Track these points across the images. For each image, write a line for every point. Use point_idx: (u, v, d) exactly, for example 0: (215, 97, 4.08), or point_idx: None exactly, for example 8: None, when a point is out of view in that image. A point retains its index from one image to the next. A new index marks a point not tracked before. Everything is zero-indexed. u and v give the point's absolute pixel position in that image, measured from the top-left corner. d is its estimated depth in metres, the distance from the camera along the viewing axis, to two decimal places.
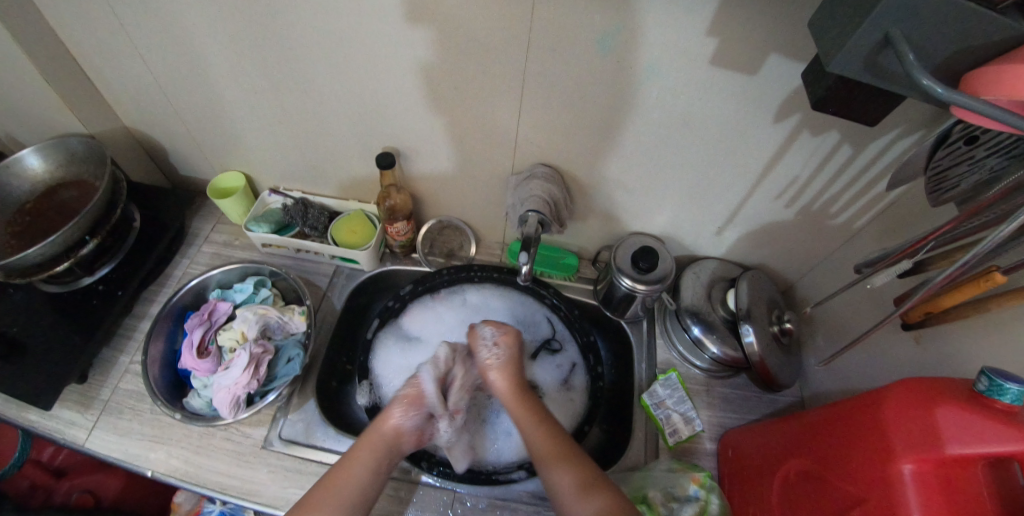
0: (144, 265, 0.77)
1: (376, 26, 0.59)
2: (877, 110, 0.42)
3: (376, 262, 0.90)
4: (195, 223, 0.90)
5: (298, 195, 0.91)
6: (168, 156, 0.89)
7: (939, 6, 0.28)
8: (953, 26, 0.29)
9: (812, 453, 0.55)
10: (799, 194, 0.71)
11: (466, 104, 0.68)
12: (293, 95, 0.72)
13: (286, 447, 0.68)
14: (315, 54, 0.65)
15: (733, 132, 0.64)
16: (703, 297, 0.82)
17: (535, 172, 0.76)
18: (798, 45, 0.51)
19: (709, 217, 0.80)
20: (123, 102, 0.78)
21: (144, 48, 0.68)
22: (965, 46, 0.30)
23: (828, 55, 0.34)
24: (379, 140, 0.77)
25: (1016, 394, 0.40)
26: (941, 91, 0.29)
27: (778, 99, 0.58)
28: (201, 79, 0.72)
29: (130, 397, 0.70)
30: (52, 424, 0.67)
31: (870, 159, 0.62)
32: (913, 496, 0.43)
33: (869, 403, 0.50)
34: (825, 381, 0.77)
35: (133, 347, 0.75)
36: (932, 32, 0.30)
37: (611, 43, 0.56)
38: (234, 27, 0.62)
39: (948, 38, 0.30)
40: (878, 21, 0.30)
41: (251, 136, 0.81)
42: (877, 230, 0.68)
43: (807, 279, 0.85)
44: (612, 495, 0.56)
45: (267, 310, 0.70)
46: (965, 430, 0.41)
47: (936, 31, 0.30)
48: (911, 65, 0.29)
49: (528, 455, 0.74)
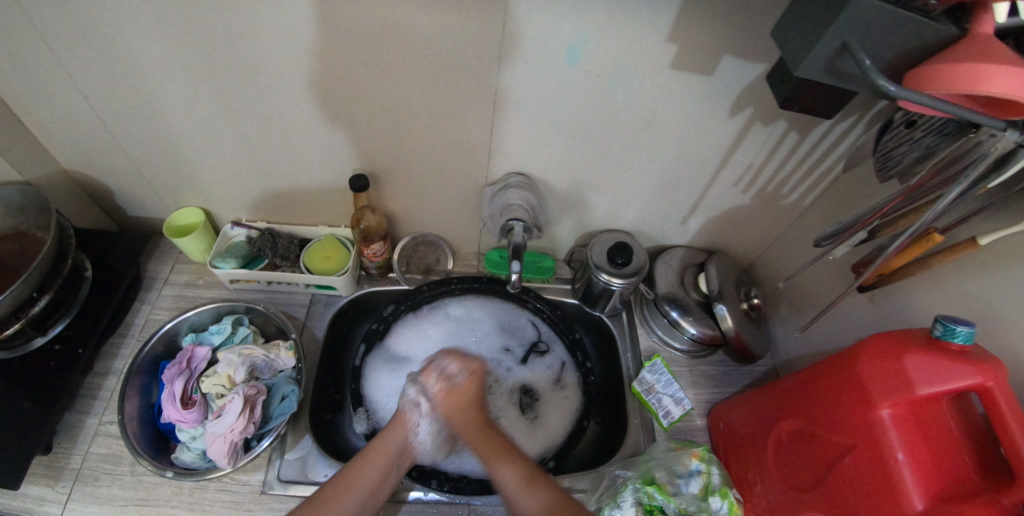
0: (103, 317, 0.72)
1: (346, 49, 0.59)
2: (825, 99, 0.47)
3: (353, 285, 0.87)
4: (152, 265, 0.84)
5: (263, 226, 0.87)
6: (115, 197, 0.83)
7: (883, 14, 0.33)
8: (895, 31, 0.34)
9: (798, 412, 0.60)
10: (754, 180, 0.77)
11: (439, 120, 0.69)
12: (256, 123, 0.69)
13: (287, 489, 0.65)
14: (279, 79, 0.63)
15: (695, 128, 0.68)
16: (676, 283, 0.87)
17: (510, 180, 0.78)
18: (747, 46, 0.57)
19: (675, 209, 0.85)
20: (61, 143, 0.72)
21: (85, 84, 0.63)
22: (904, 47, 0.35)
23: (795, 61, 0.39)
24: (350, 161, 0.76)
25: (965, 335, 0.47)
26: (893, 89, 0.33)
27: (732, 95, 0.63)
28: (152, 113, 0.68)
29: (104, 461, 0.64)
30: (19, 504, 0.61)
31: (812, 143, 0.69)
32: (895, 436, 0.48)
33: (844, 360, 0.55)
34: (794, 348, 0.84)
35: (101, 407, 0.69)
36: (877, 36, 0.35)
37: (580, 54, 0.59)
38: (191, 57, 0.60)
39: (891, 40, 0.35)
40: (838, 31, 0.34)
41: (209, 168, 0.77)
42: (825, 206, 0.76)
43: (764, 257, 0.93)
44: (552, 490, 0.59)
45: (252, 349, 0.67)
46: (930, 372, 0.47)
47: (880, 35, 0.34)
48: (868, 65, 0.34)
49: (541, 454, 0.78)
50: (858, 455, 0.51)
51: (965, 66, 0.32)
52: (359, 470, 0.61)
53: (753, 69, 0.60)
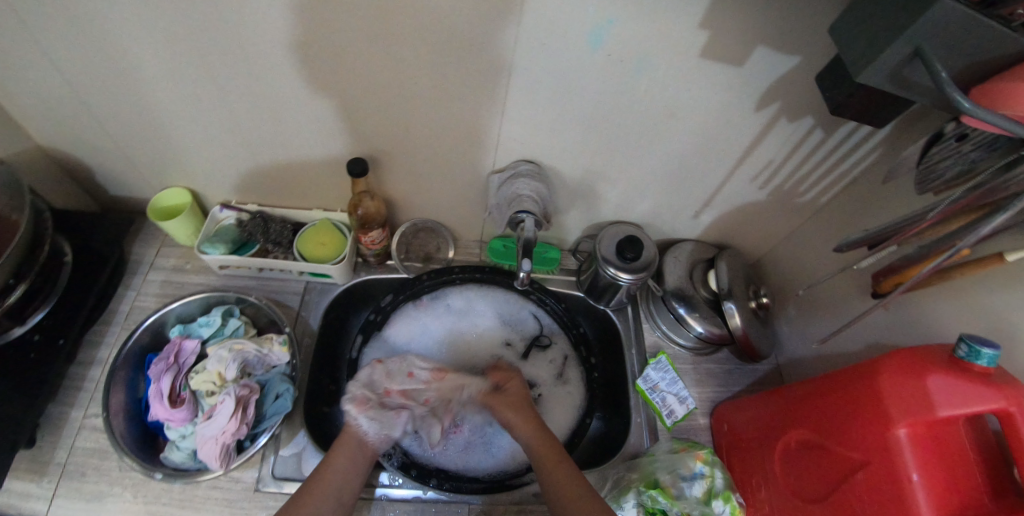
0: (85, 305, 0.68)
1: (348, 23, 0.53)
2: (870, 102, 0.44)
3: (350, 273, 0.84)
4: (137, 248, 0.80)
5: (255, 208, 0.83)
6: (94, 175, 0.78)
7: (967, 22, 0.29)
8: (977, 42, 0.30)
9: (809, 422, 0.59)
10: (773, 176, 0.74)
11: (446, 103, 0.64)
12: (248, 100, 0.64)
13: (282, 487, 0.63)
14: (272, 54, 0.57)
15: (717, 121, 0.65)
16: (685, 278, 0.85)
17: (518, 169, 0.74)
18: (783, 37, 0.53)
19: (687, 203, 0.82)
20: (30, 116, 0.66)
21: (54, 52, 0.57)
22: (982, 58, 0.31)
23: (857, 65, 0.35)
24: (348, 144, 0.71)
25: (990, 358, 0.45)
26: (969, 107, 0.30)
27: (760, 89, 0.59)
28: (131, 87, 0.62)
29: (91, 456, 0.62)
30: (2, 500, 0.58)
31: (838, 141, 0.66)
32: (911, 456, 0.47)
33: (861, 373, 0.54)
34: (799, 348, 0.83)
35: (86, 398, 0.66)
36: (954, 45, 0.31)
37: (604, 37, 0.54)
38: (175, 27, 0.54)
39: (969, 51, 0.31)
40: (911, 36, 0.30)
41: (197, 147, 0.72)
42: (842, 206, 0.73)
43: (773, 253, 0.91)
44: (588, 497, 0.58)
45: (243, 344, 0.64)
46: (952, 394, 0.46)
47: (957, 44, 0.31)
48: (942, 78, 0.30)
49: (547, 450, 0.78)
50: (871, 473, 0.50)
51: None
52: (324, 475, 0.60)
53: (786, 62, 0.56)
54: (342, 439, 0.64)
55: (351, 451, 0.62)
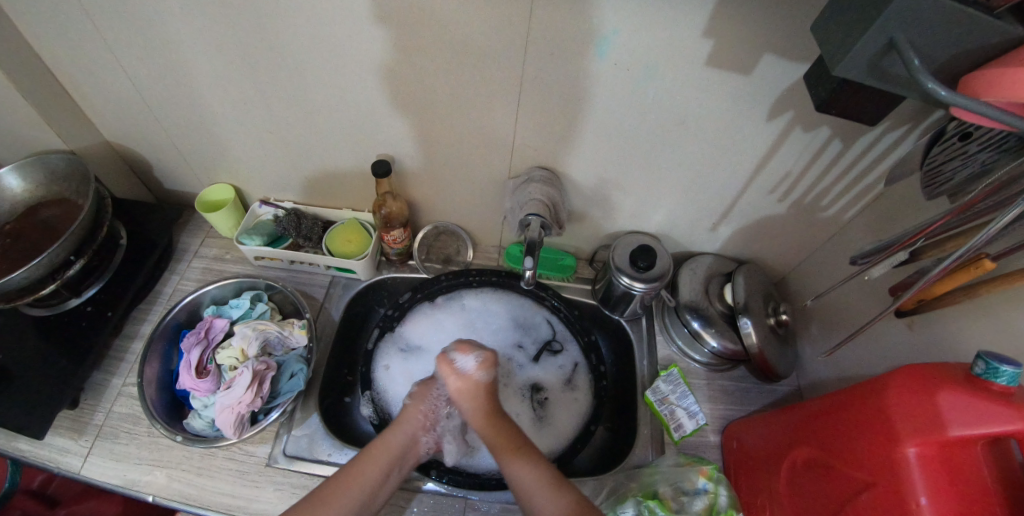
0: (133, 284, 0.76)
1: (372, 33, 0.59)
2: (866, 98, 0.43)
3: (372, 270, 0.88)
4: (184, 238, 0.88)
5: (290, 206, 0.90)
6: (153, 170, 0.87)
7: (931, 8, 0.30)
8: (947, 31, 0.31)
9: (815, 440, 0.57)
10: (792, 189, 0.72)
11: (462, 110, 0.68)
12: (284, 105, 0.70)
13: (291, 464, 0.66)
14: (305, 60, 0.63)
15: (728, 129, 0.65)
16: (700, 292, 0.83)
17: (532, 175, 0.76)
18: (789, 45, 0.53)
19: (704, 214, 0.81)
20: (104, 115, 0.76)
21: (125, 58, 0.66)
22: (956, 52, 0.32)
23: (834, 60, 0.37)
24: (372, 148, 0.76)
25: (1010, 376, 0.42)
26: (944, 94, 0.30)
27: (771, 97, 0.59)
28: (185, 90, 0.70)
29: (124, 420, 0.68)
30: (44, 453, 0.65)
31: (859, 152, 0.64)
32: (919, 478, 0.44)
33: (872, 390, 0.51)
34: (822, 369, 0.79)
35: (126, 369, 0.73)
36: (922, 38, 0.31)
37: (609, 47, 0.56)
38: (224, 38, 0.61)
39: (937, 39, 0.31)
40: (882, 26, 0.32)
41: (240, 147, 0.79)
42: (867, 221, 0.70)
43: (798, 271, 0.87)
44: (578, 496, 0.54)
45: (266, 325, 0.70)
46: (965, 412, 0.43)
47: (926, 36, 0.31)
48: (917, 69, 0.31)
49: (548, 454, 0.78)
50: (876, 493, 0.48)
51: None
52: (359, 472, 0.57)
53: (794, 70, 0.56)
54: (383, 443, 0.61)
55: (389, 462, 0.60)
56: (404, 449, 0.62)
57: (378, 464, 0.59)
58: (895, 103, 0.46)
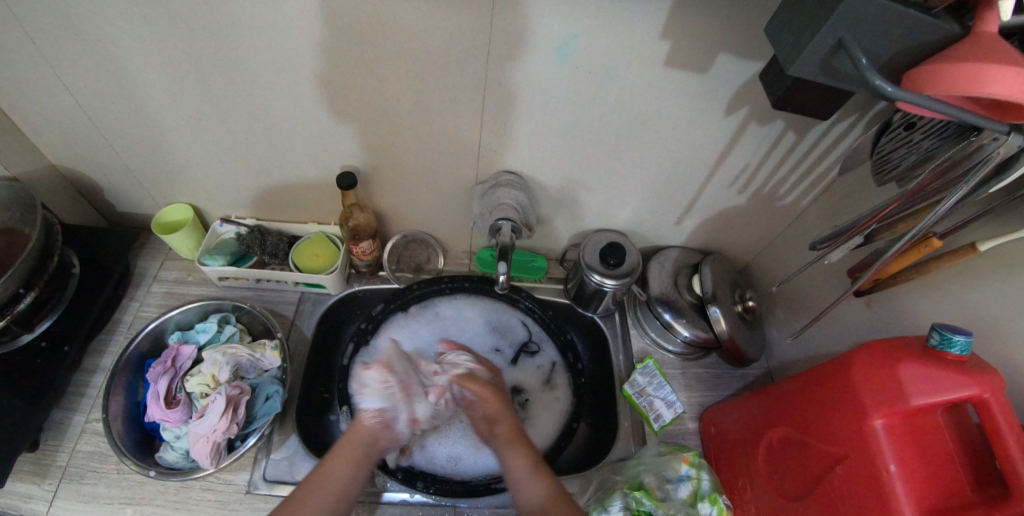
0: (90, 314, 0.72)
1: (332, 45, 0.57)
2: (813, 89, 0.46)
3: (342, 284, 0.86)
4: (141, 262, 0.84)
5: (252, 223, 0.87)
6: (103, 192, 0.83)
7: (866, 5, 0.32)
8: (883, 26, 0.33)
9: (788, 419, 0.60)
10: (751, 180, 0.75)
11: (427, 117, 0.67)
12: (242, 120, 0.68)
13: (272, 489, 0.64)
14: (262, 73, 0.61)
15: (688, 126, 0.67)
16: (670, 285, 0.86)
17: (501, 179, 0.76)
18: (741, 45, 0.55)
19: (670, 209, 0.83)
20: (46, 138, 0.72)
21: (68, 77, 0.62)
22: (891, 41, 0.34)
23: (788, 60, 0.39)
24: (337, 159, 0.75)
25: (962, 345, 0.45)
26: (889, 90, 0.32)
27: (727, 95, 0.61)
28: (135, 109, 0.67)
29: (91, 459, 0.64)
30: (5, 500, 0.61)
31: (810, 143, 0.67)
32: (887, 448, 0.47)
33: (838, 368, 0.54)
34: (790, 351, 0.82)
35: (88, 404, 0.69)
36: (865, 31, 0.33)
37: (571, 51, 0.57)
38: (174, 53, 0.58)
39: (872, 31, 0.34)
40: (832, 27, 0.34)
41: (197, 164, 0.76)
42: (821, 208, 0.74)
43: (761, 258, 0.91)
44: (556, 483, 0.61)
45: (236, 349, 0.67)
46: (924, 382, 0.46)
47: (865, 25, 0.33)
48: (864, 66, 0.33)
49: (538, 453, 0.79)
50: (849, 467, 0.50)
51: (966, 66, 0.31)
52: (325, 477, 0.59)
53: (748, 68, 0.58)
54: (346, 444, 0.62)
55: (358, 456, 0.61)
56: (370, 445, 0.63)
57: (344, 462, 0.60)
58: (843, 97, 0.48)
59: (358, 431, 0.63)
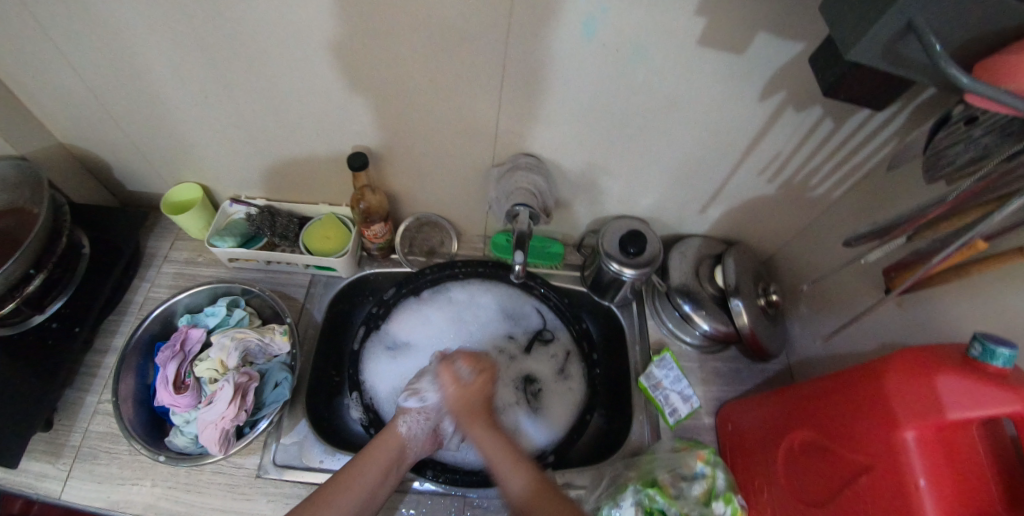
0: (101, 295, 0.72)
1: (340, 18, 0.54)
2: (864, 74, 0.42)
3: (354, 267, 0.85)
4: (151, 242, 0.84)
5: (262, 203, 0.85)
6: (112, 171, 0.81)
7: None
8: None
9: (813, 422, 0.57)
10: (781, 169, 0.71)
11: (442, 97, 0.64)
12: (250, 97, 0.65)
13: (282, 474, 0.64)
14: (268, 48, 0.58)
15: (719, 110, 0.62)
16: (690, 275, 0.82)
17: (518, 162, 0.73)
18: (784, 23, 0.50)
19: (693, 197, 0.79)
20: (51, 114, 0.70)
21: (68, 51, 0.60)
22: (966, 22, 0.30)
23: (847, 44, 0.35)
24: (348, 139, 0.72)
25: (1006, 358, 0.42)
26: (967, 83, 0.29)
27: (763, 78, 0.57)
28: (140, 85, 0.64)
29: (104, 439, 0.65)
30: (21, 478, 0.62)
31: (850, 132, 0.62)
32: (918, 462, 0.44)
33: (871, 373, 0.51)
34: (812, 347, 0.79)
35: (100, 385, 0.69)
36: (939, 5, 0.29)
37: (598, 26, 0.53)
38: (177, 27, 0.56)
39: (946, 11, 0.30)
40: (905, 9, 0.30)
41: (205, 143, 0.74)
42: (855, 200, 0.70)
43: (785, 249, 0.87)
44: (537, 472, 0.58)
45: (244, 333, 0.66)
46: (963, 396, 0.43)
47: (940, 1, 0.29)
48: (938, 54, 0.30)
49: (549, 442, 0.78)
50: (875, 478, 0.48)
51: None
52: (358, 474, 0.59)
53: (790, 49, 0.53)
54: (376, 448, 0.62)
55: (385, 465, 0.61)
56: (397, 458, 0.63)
57: (376, 465, 0.60)
58: (899, 85, 0.44)
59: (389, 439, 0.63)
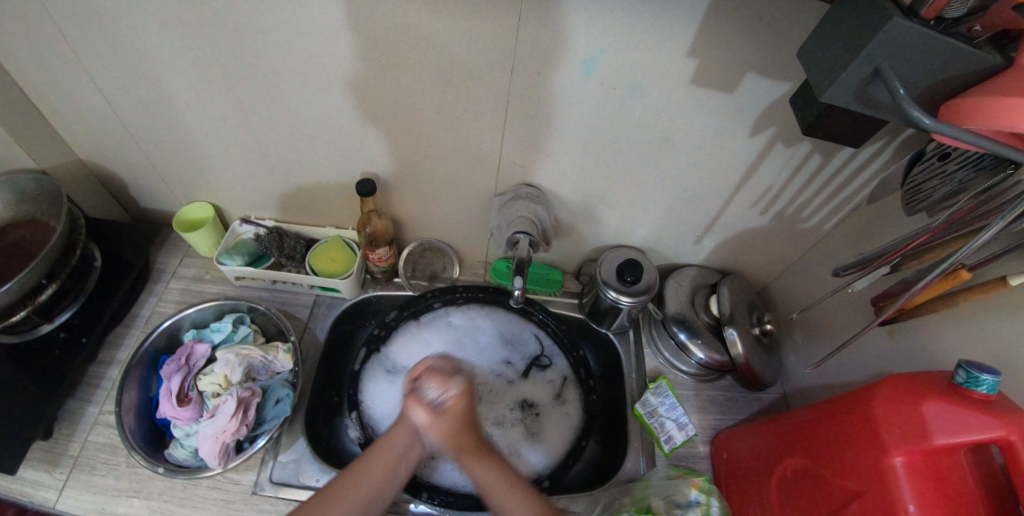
0: (109, 308, 0.73)
1: (358, 53, 0.58)
2: (842, 115, 0.45)
3: (357, 289, 0.87)
4: (161, 258, 0.86)
5: (271, 224, 0.88)
6: (128, 188, 0.85)
7: (905, 31, 0.31)
8: (913, 47, 0.32)
9: (806, 449, 0.58)
10: (773, 202, 0.74)
11: (449, 127, 0.67)
12: (266, 123, 0.69)
13: (277, 491, 0.64)
14: (287, 78, 0.62)
15: (712, 145, 0.66)
16: (686, 304, 0.84)
17: (520, 192, 0.76)
18: (769, 65, 0.54)
19: (689, 227, 0.82)
20: (77, 133, 0.73)
21: (101, 75, 0.64)
22: (926, 68, 0.33)
23: (822, 86, 0.38)
24: (359, 164, 0.75)
25: (989, 384, 0.44)
26: (928, 122, 0.32)
27: (752, 115, 0.61)
28: (164, 108, 0.68)
29: (101, 451, 0.65)
30: (17, 486, 0.62)
31: (838, 166, 0.66)
32: (907, 488, 0.45)
33: (859, 401, 0.52)
34: (808, 377, 0.80)
35: (101, 396, 0.70)
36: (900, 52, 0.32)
37: (596, 65, 0.57)
38: (204, 55, 0.60)
39: (907, 58, 0.33)
40: (870, 56, 0.34)
41: (221, 164, 0.77)
42: (846, 233, 0.72)
43: (780, 280, 0.89)
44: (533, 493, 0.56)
45: (250, 350, 0.68)
46: (949, 422, 0.44)
47: (901, 48, 0.32)
48: (902, 97, 0.33)
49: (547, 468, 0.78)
50: (866, 503, 0.48)
51: (1009, 99, 0.30)
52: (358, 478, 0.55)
53: (776, 89, 0.57)
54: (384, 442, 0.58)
55: (393, 459, 0.58)
56: (406, 449, 0.58)
57: (382, 461, 0.57)
58: (875, 125, 0.47)
59: (399, 429, 0.59)
